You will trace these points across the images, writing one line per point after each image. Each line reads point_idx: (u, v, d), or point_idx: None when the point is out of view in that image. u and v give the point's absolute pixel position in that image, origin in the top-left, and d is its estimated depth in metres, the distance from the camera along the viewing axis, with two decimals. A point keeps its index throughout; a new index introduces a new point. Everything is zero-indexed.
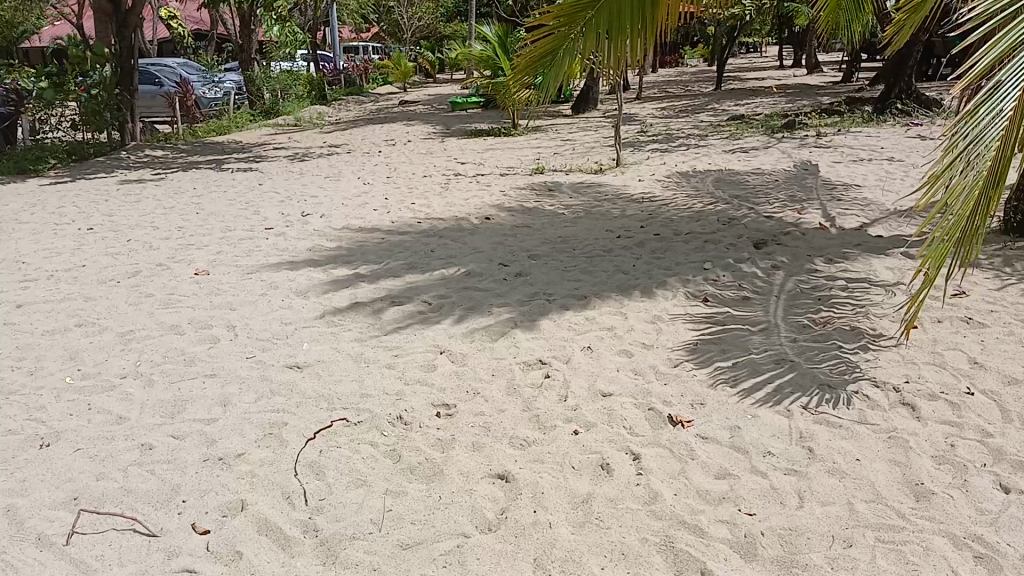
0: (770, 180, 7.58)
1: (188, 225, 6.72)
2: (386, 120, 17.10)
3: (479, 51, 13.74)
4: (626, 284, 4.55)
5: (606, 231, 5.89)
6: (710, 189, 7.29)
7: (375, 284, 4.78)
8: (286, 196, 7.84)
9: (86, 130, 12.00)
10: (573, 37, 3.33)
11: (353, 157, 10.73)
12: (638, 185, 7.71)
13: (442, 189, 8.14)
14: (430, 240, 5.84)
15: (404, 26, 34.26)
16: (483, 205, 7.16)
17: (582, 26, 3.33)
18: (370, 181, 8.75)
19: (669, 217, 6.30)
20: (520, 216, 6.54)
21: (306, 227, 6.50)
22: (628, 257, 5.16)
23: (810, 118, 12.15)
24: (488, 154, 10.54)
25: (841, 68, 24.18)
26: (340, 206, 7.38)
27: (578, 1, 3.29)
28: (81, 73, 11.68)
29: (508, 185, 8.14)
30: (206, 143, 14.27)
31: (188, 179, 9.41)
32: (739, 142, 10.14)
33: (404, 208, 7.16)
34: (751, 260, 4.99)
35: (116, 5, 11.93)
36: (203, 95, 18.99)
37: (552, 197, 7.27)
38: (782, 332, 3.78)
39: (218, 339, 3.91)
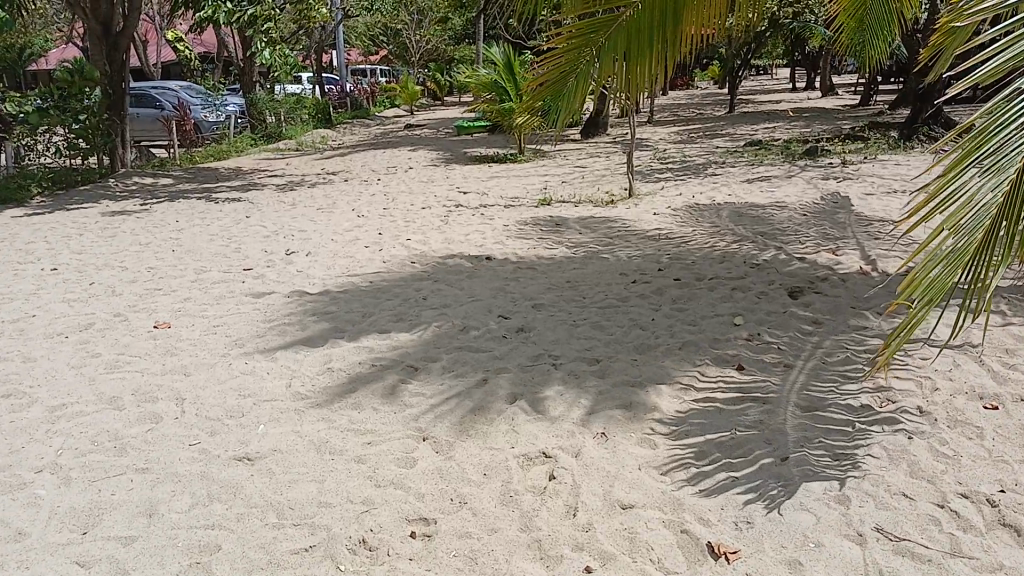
0: (797, 214, 6.96)
1: (160, 265, 6.14)
2: (389, 145, 16.60)
3: (485, 75, 13.24)
4: (645, 345, 3.91)
5: (620, 276, 5.27)
6: (732, 224, 6.67)
7: (354, 342, 4.17)
8: (272, 231, 7.26)
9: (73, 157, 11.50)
10: (584, 61, 2.89)
11: (350, 185, 10.17)
12: (653, 219, 7.10)
13: (441, 222, 7.55)
14: (422, 285, 5.24)
15: (412, 49, 33.94)
16: (484, 241, 6.56)
17: (595, 50, 2.88)
18: (365, 213, 8.17)
19: (690, 257, 5.68)
20: (524, 256, 5.93)
21: (288, 268, 5.91)
22: (645, 308, 4.52)
23: (832, 144, 11.56)
24: (492, 183, 9.96)
25: (856, 91, 23.63)
26: (329, 242, 6.79)
27: (592, 22, 2.85)
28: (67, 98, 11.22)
29: (513, 218, 7.54)
30: (201, 169, 13.76)
31: (172, 210, 8.85)
32: (759, 170, 9.54)
33: (399, 245, 6.56)
34: (788, 313, 4.36)
35: (108, 28, 11.48)
36: (204, 119, 18.63)
37: (559, 233, 6.66)
38: (834, 411, 3.13)
39: (161, 419, 3.30)
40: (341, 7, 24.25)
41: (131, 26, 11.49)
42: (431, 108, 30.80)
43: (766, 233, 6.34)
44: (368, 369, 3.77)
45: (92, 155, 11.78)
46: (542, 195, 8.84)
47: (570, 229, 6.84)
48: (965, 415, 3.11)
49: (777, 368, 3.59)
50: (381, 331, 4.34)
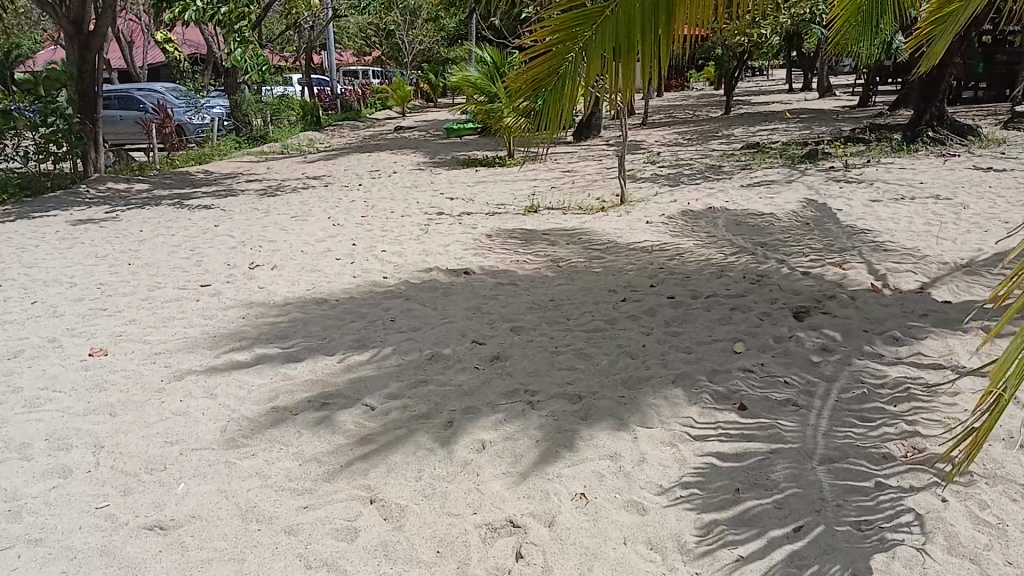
0: (799, 222, 6.51)
1: (113, 280, 5.66)
2: (377, 148, 16.15)
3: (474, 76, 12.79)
4: (634, 377, 3.46)
5: (608, 293, 4.82)
6: (730, 234, 6.22)
7: (308, 373, 3.71)
8: (239, 242, 6.79)
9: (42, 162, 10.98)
10: (573, 59, 2.57)
11: (330, 191, 9.71)
12: (645, 228, 6.65)
13: (420, 231, 7.08)
14: (392, 303, 4.78)
15: (404, 49, 33.48)
16: (463, 253, 6.10)
17: (583, 43, 2.56)
18: (341, 221, 7.71)
19: (685, 272, 5.22)
20: (505, 271, 5.47)
21: (249, 283, 5.44)
22: (635, 332, 4.07)
23: (832, 146, 11.13)
24: (478, 189, 9.50)
25: (854, 92, 23.24)
26: (298, 254, 6.33)
27: (577, 12, 2.53)
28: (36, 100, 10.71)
29: (497, 227, 7.08)
30: (180, 173, 13.28)
31: (138, 218, 8.36)
32: (758, 175, 9.10)
33: (372, 258, 6.10)
34: (794, 339, 3.91)
35: (78, 27, 10.97)
36: (188, 122, 18.25)
37: (545, 245, 6.20)
38: (851, 463, 2.68)
39: (69, 474, 2.84)
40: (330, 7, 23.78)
41: (103, 25, 10.98)
42: (423, 110, 30.36)
43: (767, 244, 5.89)
44: (318, 407, 3.31)
45: (64, 160, 11.27)
46: (530, 202, 8.39)
47: (557, 240, 6.38)
48: (1006, 467, 2.66)
49: (785, 408, 3.14)
50: (339, 360, 3.89)
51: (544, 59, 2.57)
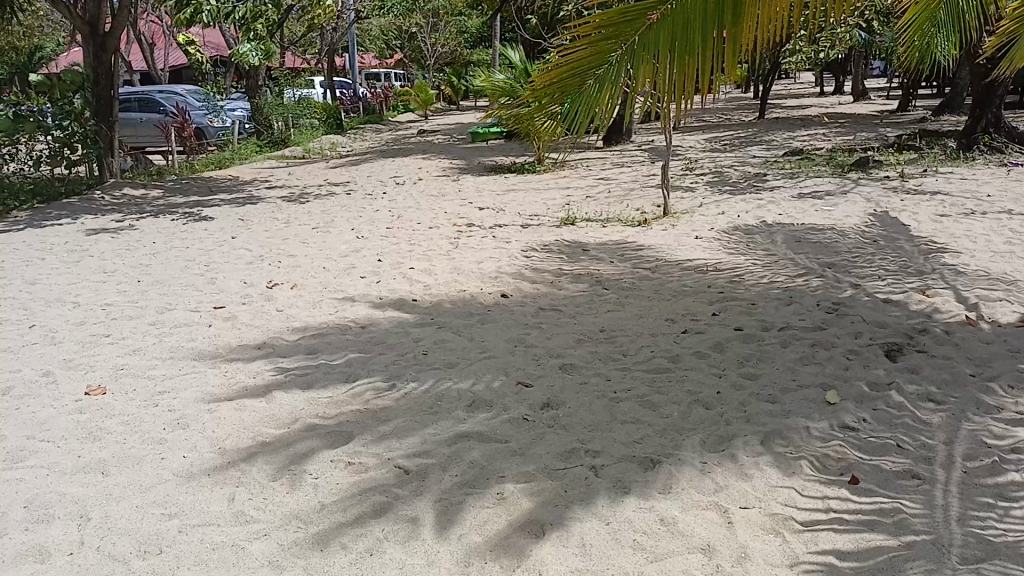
0: (865, 239, 5.95)
1: (119, 301, 5.21)
2: (401, 153, 15.70)
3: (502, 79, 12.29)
4: (714, 435, 2.93)
5: (666, 323, 4.29)
6: (791, 253, 5.67)
7: (330, 420, 3.22)
8: (257, 257, 6.33)
9: (56, 167, 10.62)
10: (617, 52, 2.39)
11: (353, 199, 9.24)
12: (695, 244, 6.12)
13: (452, 245, 6.59)
14: (423, 331, 4.27)
15: (427, 52, 33.12)
16: (499, 272, 5.58)
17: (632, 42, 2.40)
18: (366, 233, 7.23)
19: (750, 297, 4.68)
20: (547, 293, 4.95)
21: (265, 305, 4.96)
22: (705, 373, 3.54)
23: (881, 154, 10.53)
24: (510, 198, 8.98)
25: (890, 96, 22.54)
26: (319, 270, 5.85)
27: (630, 10, 2.41)
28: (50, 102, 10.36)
29: (532, 241, 6.56)
30: (198, 178, 12.88)
31: (152, 227, 7.93)
32: (807, 184, 8.53)
33: (400, 276, 5.60)
34: (892, 386, 3.37)
35: (93, 27, 10.65)
36: (208, 125, 18.02)
37: (588, 262, 5.68)
38: (1008, 569, 2.14)
39: (45, 559, 2.35)
40: (353, 9, 23.41)
41: (119, 25, 10.65)
42: (445, 112, 29.95)
43: (835, 265, 5.33)
44: (343, 466, 2.81)
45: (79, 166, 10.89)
46: (567, 213, 7.87)
47: (601, 256, 5.85)
48: None
49: (904, 482, 2.59)
50: (366, 401, 3.39)
51: (583, 55, 2.39)
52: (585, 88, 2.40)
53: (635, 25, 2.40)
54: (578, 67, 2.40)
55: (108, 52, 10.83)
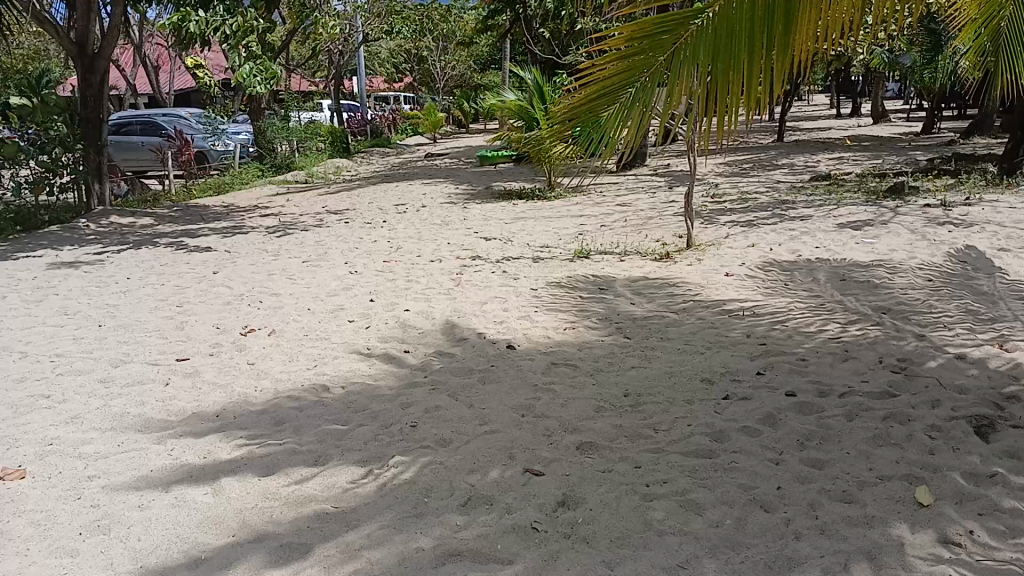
0: (919, 279, 5.27)
1: (73, 351, 4.57)
2: (407, 177, 15.12)
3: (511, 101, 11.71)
4: (782, 554, 2.25)
5: (703, 383, 3.61)
6: (839, 294, 4.99)
7: (288, 520, 2.53)
8: (237, 296, 5.68)
9: (39, 193, 10.02)
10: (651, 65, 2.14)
11: (350, 228, 8.61)
12: (727, 282, 5.45)
13: (453, 282, 5.93)
14: (415, 394, 3.61)
15: (436, 75, 32.74)
16: (506, 314, 4.91)
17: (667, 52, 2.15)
18: (360, 268, 6.59)
19: (799, 351, 4.00)
20: (560, 342, 4.29)
21: (235, 357, 4.29)
22: (759, 457, 2.86)
23: (916, 179, 9.86)
24: (519, 227, 8.33)
25: (911, 118, 21.88)
26: (304, 313, 5.21)
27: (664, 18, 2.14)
28: (32, 125, 9.77)
29: (543, 276, 5.90)
30: (193, 204, 12.31)
31: (130, 261, 7.31)
32: (841, 213, 7.86)
33: (393, 319, 4.94)
34: (997, 480, 2.68)
35: (81, 48, 10.13)
36: (211, 150, 17.46)
37: (606, 304, 5.00)
38: None
39: None
40: (360, 31, 23.00)
41: (108, 44, 10.07)
42: (454, 136, 29.48)
43: (891, 310, 4.66)
44: None
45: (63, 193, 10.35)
46: (581, 245, 7.21)
47: (621, 296, 5.18)
48: None
49: None
50: (336, 492, 2.70)
51: (613, 71, 2.14)
52: (616, 108, 2.13)
53: (673, 36, 2.15)
54: (608, 85, 2.14)
55: (97, 72, 10.25)
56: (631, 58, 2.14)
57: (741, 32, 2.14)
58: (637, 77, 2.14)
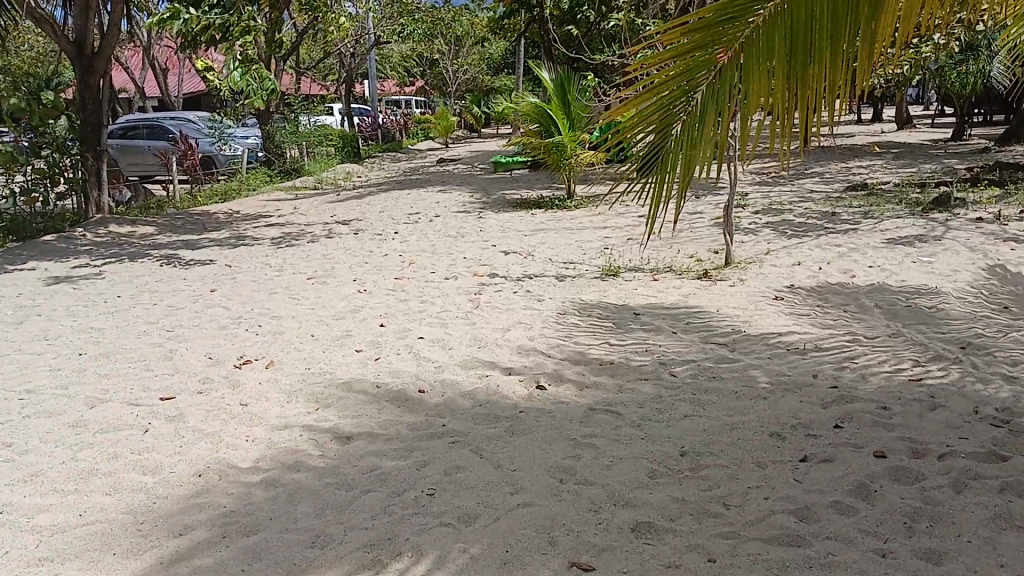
0: (993, 307, 4.71)
1: (46, 386, 4.05)
2: (419, 183, 14.60)
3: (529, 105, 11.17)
4: None
5: (773, 440, 3.05)
6: (908, 323, 4.43)
7: None
8: (234, 319, 5.15)
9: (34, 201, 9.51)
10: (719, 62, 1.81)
11: (360, 240, 8.09)
12: (777, 307, 4.88)
13: (472, 302, 5.40)
14: (432, 447, 3.07)
15: (448, 79, 32.26)
16: (533, 343, 4.37)
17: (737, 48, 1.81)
18: (370, 285, 6.05)
19: (878, 398, 3.43)
20: (597, 377, 3.74)
21: (227, 397, 3.76)
22: (860, 547, 2.30)
23: (960, 190, 9.27)
24: (539, 240, 7.79)
25: (937, 124, 21.25)
26: (307, 340, 4.68)
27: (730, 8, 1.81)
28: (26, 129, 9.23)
29: (572, 297, 5.36)
30: (196, 211, 11.83)
31: (123, 276, 6.80)
32: (888, 226, 7.28)
33: (406, 347, 4.41)
34: None
35: (79, 48, 9.64)
36: (218, 154, 17.02)
37: (644, 333, 4.46)
38: None
39: None
40: (372, 33, 22.56)
41: (108, 44, 9.57)
42: (468, 140, 28.97)
43: (971, 344, 4.09)
44: None
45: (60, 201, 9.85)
46: (610, 260, 6.67)
47: (660, 323, 4.63)
48: None
49: None
50: None
51: (669, 79, 1.82)
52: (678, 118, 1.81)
53: (737, 30, 1.81)
54: (664, 93, 1.82)
55: (96, 74, 9.74)
56: (683, 61, 1.82)
57: (826, 13, 1.77)
58: (698, 83, 1.82)
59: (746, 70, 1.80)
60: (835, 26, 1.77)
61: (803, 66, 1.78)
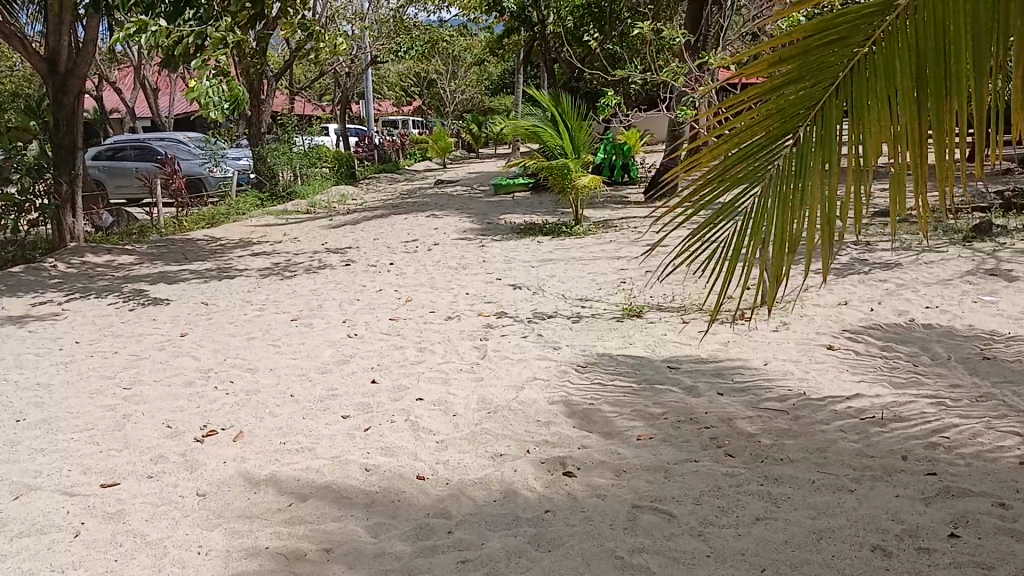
0: None
1: None
2: (416, 207, 13.95)
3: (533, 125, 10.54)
4: None
5: (876, 556, 2.37)
6: (993, 380, 3.76)
7: None
8: (204, 372, 4.47)
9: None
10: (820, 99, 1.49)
11: (352, 271, 7.42)
12: (833, 359, 4.20)
13: (479, 350, 4.72)
14: (436, 567, 2.37)
15: (446, 99, 31.73)
16: (555, 406, 3.69)
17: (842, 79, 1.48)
18: (363, 327, 5.37)
19: (991, 491, 2.75)
20: (637, 456, 3.07)
21: (184, 485, 3.07)
22: None
23: (997, 216, 8.62)
24: (548, 272, 7.12)
25: None
26: (285, 400, 3.98)
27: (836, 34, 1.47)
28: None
29: (593, 343, 4.68)
30: (179, 238, 11.15)
31: (88, 316, 6.11)
32: (932, 258, 6.62)
33: (404, 410, 3.73)
34: None
35: (52, 66, 8.87)
36: (208, 176, 16.54)
37: (685, 393, 3.79)
38: None
39: None
40: (367, 53, 22.02)
41: (84, 61, 8.88)
42: (466, 161, 28.40)
43: None
44: None
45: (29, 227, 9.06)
46: (630, 297, 6.00)
47: (701, 380, 3.96)
48: None
49: None
50: None
51: (758, 120, 1.53)
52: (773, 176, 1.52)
53: (844, 59, 1.48)
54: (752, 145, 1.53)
55: (71, 92, 9.00)
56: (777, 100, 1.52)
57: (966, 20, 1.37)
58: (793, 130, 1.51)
59: (857, 105, 1.47)
60: (978, 50, 1.36)
61: (940, 94, 1.39)
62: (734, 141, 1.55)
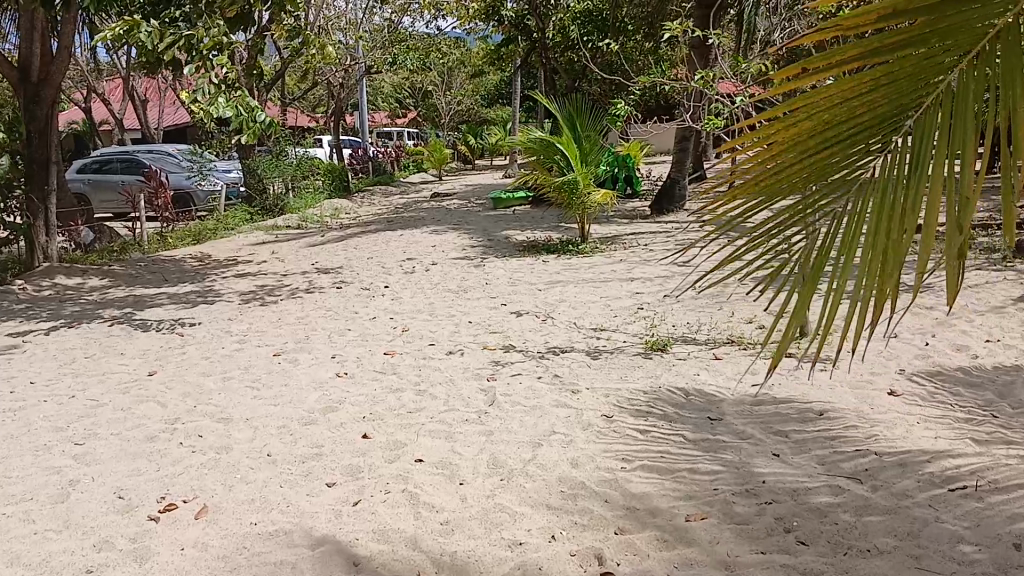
0: None
1: None
2: (412, 221, 13.41)
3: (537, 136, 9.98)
4: None
5: None
6: None
7: None
8: (169, 424, 3.87)
9: None
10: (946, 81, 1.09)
11: (343, 296, 6.83)
12: (897, 410, 3.62)
13: (486, 393, 4.13)
14: None
15: (442, 111, 31.25)
16: (579, 470, 3.11)
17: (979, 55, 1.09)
18: (355, 364, 4.78)
19: None
20: (690, 548, 2.48)
21: None
22: None
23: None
24: (557, 297, 6.53)
25: None
26: (260, 461, 3.38)
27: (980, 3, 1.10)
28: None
29: (616, 386, 4.10)
30: (161, 256, 10.57)
31: (50, 347, 5.51)
32: (978, 281, 6.06)
33: (399, 477, 3.13)
34: None
35: (24, 73, 8.24)
36: (198, 189, 16.02)
37: (731, 451, 3.21)
38: None
39: None
40: (362, 62, 21.47)
41: (58, 68, 8.23)
42: (462, 173, 27.89)
43: None
44: None
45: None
46: (650, 328, 5.42)
47: (748, 435, 3.38)
48: None
49: None
50: None
51: (861, 98, 1.14)
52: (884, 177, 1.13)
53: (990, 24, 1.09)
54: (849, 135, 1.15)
55: (44, 103, 8.34)
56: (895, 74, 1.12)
57: None
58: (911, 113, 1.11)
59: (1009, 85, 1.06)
60: None
61: None
62: (823, 122, 1.18)
